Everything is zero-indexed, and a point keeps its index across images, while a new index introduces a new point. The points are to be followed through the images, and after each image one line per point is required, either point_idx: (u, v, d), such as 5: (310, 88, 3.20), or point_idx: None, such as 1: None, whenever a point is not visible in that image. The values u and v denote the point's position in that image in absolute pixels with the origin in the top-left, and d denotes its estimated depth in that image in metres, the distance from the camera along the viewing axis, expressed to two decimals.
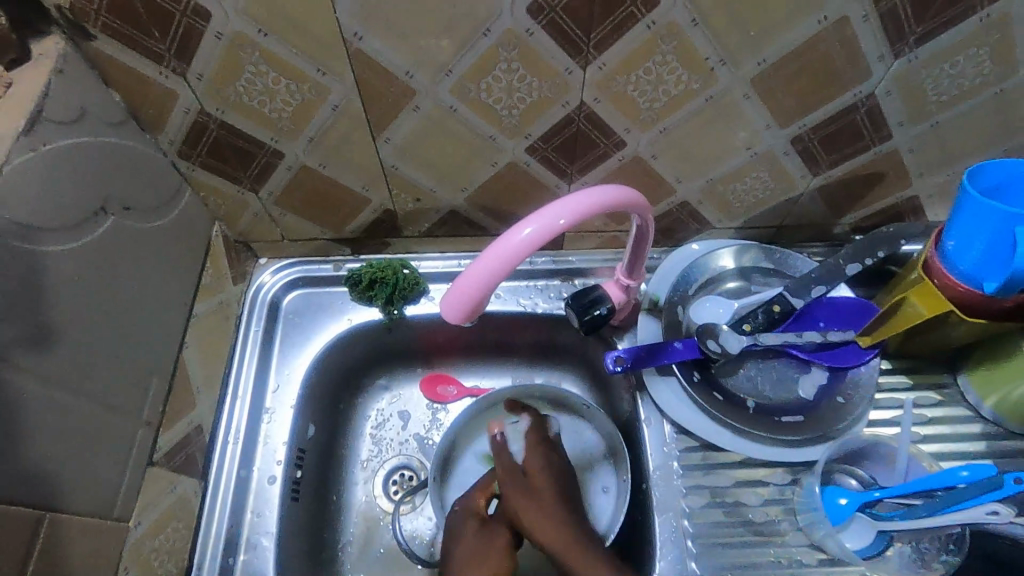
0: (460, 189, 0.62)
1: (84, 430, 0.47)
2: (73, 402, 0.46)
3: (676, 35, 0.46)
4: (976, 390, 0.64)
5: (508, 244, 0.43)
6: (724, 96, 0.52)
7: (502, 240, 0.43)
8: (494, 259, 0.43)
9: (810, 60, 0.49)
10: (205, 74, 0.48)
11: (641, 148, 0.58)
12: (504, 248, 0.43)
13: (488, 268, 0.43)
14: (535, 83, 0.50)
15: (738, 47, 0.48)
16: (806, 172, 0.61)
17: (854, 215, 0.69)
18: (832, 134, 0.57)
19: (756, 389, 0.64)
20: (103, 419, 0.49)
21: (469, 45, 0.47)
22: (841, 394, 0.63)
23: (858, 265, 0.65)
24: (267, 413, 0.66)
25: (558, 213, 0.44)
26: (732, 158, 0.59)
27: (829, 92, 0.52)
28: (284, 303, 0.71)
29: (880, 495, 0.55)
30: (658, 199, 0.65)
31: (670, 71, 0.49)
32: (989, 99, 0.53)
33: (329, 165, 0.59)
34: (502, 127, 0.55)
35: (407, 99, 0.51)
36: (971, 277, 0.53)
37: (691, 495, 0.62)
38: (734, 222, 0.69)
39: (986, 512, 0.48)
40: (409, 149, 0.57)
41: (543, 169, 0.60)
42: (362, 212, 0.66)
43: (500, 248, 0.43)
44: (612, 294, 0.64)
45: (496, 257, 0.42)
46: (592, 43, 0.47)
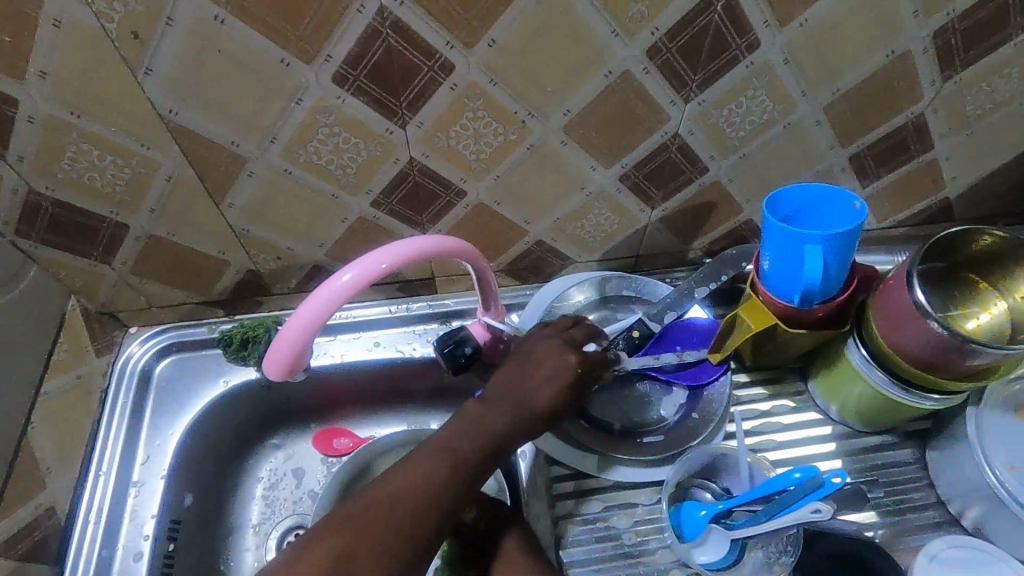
0: (318, 244, 0.64)
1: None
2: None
3: (480, 93, 0.50)
4: (822, 394, 0.68)
5: (327, 292, 0.44)
6: (543, 144, 0.56)
7: (323, 288, 0.45)
8: (313, 306, 0.44)
9: (610, 108, 0.54)
10: (26, 155, 0.49)
11: (482, 195, 0.61)
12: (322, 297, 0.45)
13: (308, 316, 0.44)
14: (360, 143, 0.53)
15: (541, 100, 0.52)
16: (643, 206, 0.66)
17: (702, 240, 0.74)
18: (654, 170, 0.61)
19: (620, 413, 0.66)
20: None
21: (286, 113, 0.49)
22: (697, 410, 0.67)
23: (705, 288, 0.70)
24: (135, 486, 0.65)
25: (378, 257, 0.46)
26: (570, 197, 0.63)
27: (638, 133, 0.57)
28: (156, 371, 0.71)
29: (725, 506, 0.58)
30: (514, 239, 0.68)
31: (486, 125, 0.53)
32: (781, 132, 0.59)
33: (179, 232, 0.59)
34: (341, 185, 0.57)
35: (239, 166, 0.53)
36: (787, 293, 0.58)
37: (564, 525, 0.63)
38: (594, 254, 0.74)
39: (810, 511, 0.51)
40: (255, 211, 0.58)
41: (393, 220, 0.62)
42: (225, 274, 0.66)
43: (316, 297, 0.44)
44: (478, 334, 0.66)
45: (312, 304, 0.44)
46: (405, 106, 0.50)
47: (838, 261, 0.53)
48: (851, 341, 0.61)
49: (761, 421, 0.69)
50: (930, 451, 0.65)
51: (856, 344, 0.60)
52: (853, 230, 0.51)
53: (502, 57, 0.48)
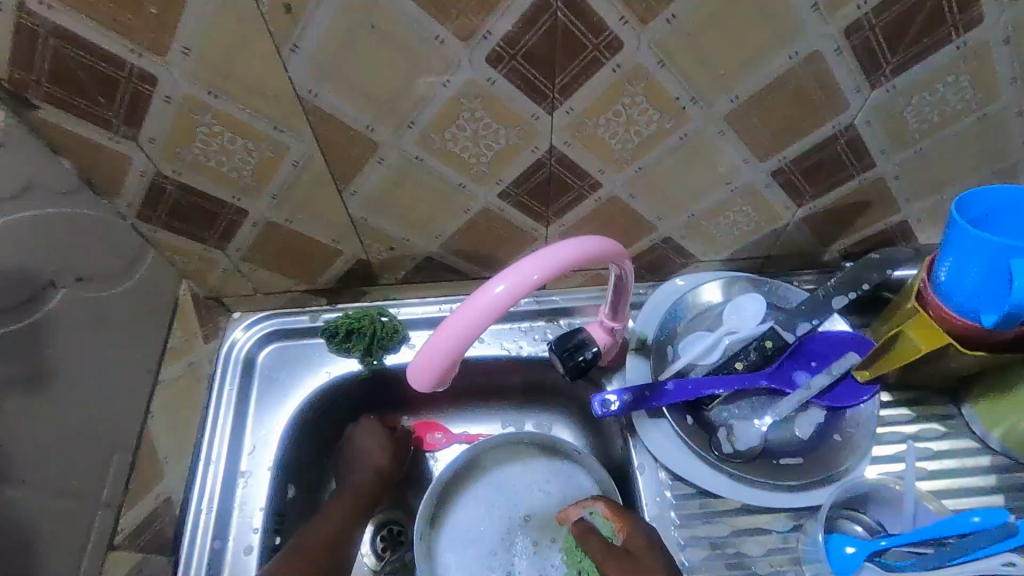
0: (434, 236, 0.60)
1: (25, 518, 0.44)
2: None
3: (643, 77, 0.45)
4: (981, 421, 0.61)
5: (479, 304, 0.40)
6: (698, 135, 0.50)
7: (473, 299, 0.41)
8: (463, 320, 0.40)
9: (784, 95, 0.47)
10: (158, 137, 0.46)
11: (617, 188, 0.56)
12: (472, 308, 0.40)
13: (459, 331, 0.40)
14: (501, 130, 0.48)
15: (708, 87, 0.46)
16: (790, 204, 0.59)
17: (842, 242, 0.67)
18: (813, 166, 0.55)
19: (750, 436, 0.60)
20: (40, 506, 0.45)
21: (429, 96, 0.45)
22: (838, 432, 0.61)
23: (843, 298, 0.63)
24: (242, 477, 0.63)
25: (532, 267, 0.41)
26: (712, 193, 0.57)
27: (806, 123, 0.50)
28: (259, 358, 0.69)
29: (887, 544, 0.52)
30: (639, 236, 0.63)
31: (641, 112, 0.48)
32: (972, 125, 0.52)
33: (296, 220, 0.57)
34: (470, 175, 0.53)
35: (370, 152, 0.49)
36: (966, 310, 0.51)
37: (690, 548, 0.58)
38: (720, 254, 0.67)
39: (1001, 563, 0.46)
40: (377, 201, 0.55)
41: (517, 213, 0.58)
42: (334, 262, 0.64)
43: (467, 309, 0.40)
44: (599, 337, 0.62)
45: (463, 318, 0.40)
46: (558, 89, 0.45)
47: None
48: None
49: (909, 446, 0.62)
50: None
51: None
52: None
53: (680, 35, 0.42)
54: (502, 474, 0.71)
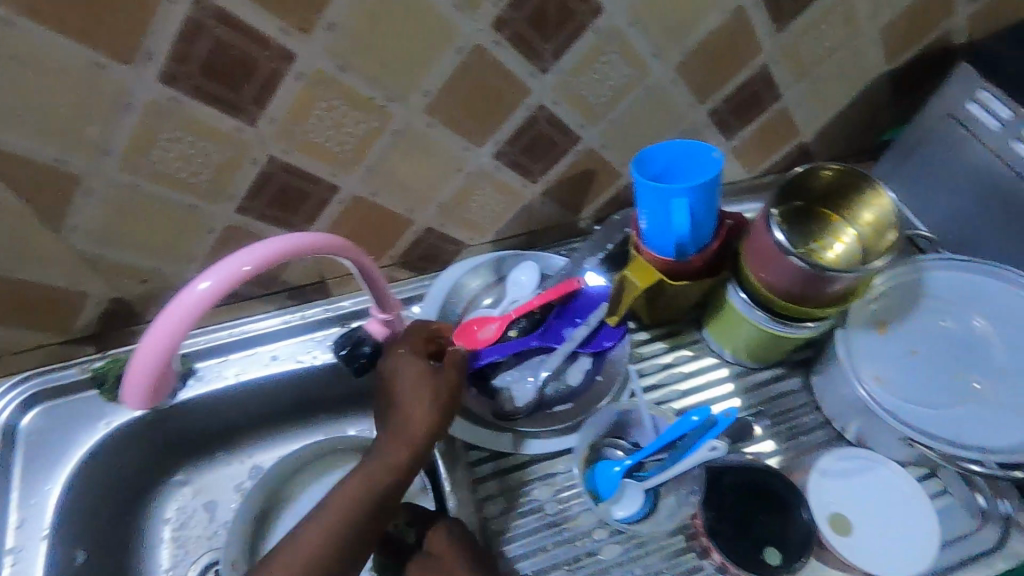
0: (188, 261, 0.60)
1: None
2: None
3: (329, 82, 0.48)
4: (715, 339, 0.72)
5: (184, 302, 0.43)
6: (409, 129, 0.55)
7: (180, 299, 0.44)
8: (169, 320, 0.43)
9: (470, 85, 0.53)
10: None
11: (357, 188, 0.59)
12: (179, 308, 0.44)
13: (166, 331, 0.43)
14: (209, 146, 0.50)
15: (396, 84, 0.51)
16: (524, 180, 0.66)
17: (589, 209, 0.76)
18: (529, 145, 0.62)
19: (523, 394, 0.67)
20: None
21: (114, 121, 0.45)
22: (601, 372, 0.69)
23: (593, 259, 0.73)
24: (9, 555, 0.59)
25: (240, 260, 0.44)
26: (450, 181, 0.63)
27: (502, 109, 0.57)
28: (22, 425, 0.64)
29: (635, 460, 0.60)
30: (401, 231, 0.67)
31: (343, 115, 0.51)
32: (642, 94, 0.61)
33: (18, 267, 0.54)
34: (198, 194, 0.53)
35: (73, 185, 0.48)
36: (665, 248, 0.61)
37: (487, 506, 0.63)
38: (487, 236, 0.74)
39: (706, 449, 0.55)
40: (105, 233, 0.54)
41: (267, 226, 0.59)
42: (85, 306, 0.61)
43: (171, 310, 0.43)
44: (376, 331, 0.65)
45: (166, 319, 0.43)
46: (249, 101, 0.47)
47: (703, 212, 0.56)
48: (732, 286, 0.65)
49: (664, 374, 0.72)
50: (813, 377, 0.70)
51: (736, 286, 0.64)
52: (711, 183, 0.54)
53: (346, 41, 0.46)
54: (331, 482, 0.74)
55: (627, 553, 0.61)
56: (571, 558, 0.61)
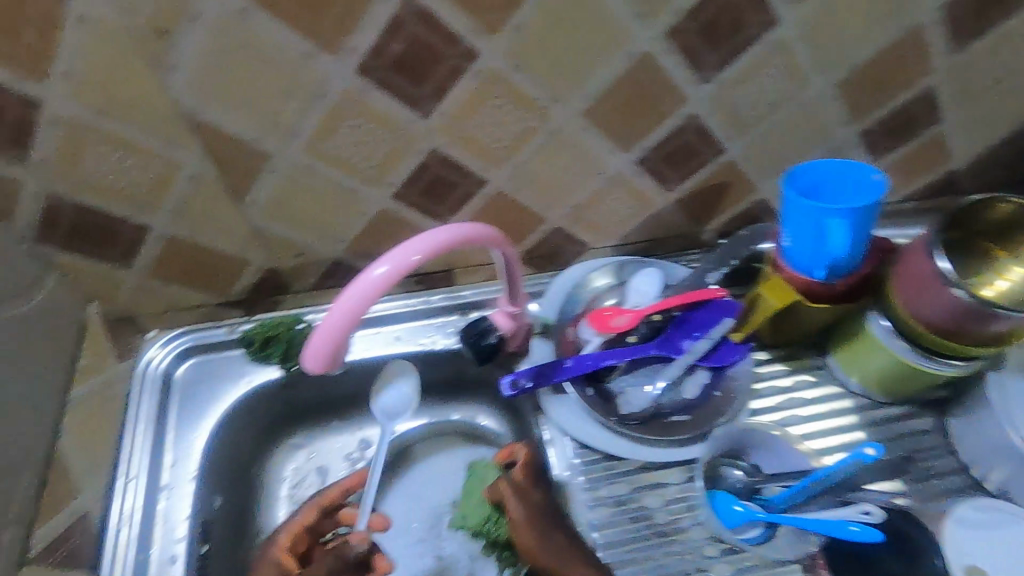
0: (338, 240, 0.64)
1: None
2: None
3: (502, 81, 0.50)
4: (842, 367, 0.69)
5: (360, 289, 0.45)
6: (563, 130, 0.56)
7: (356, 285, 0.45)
8: (348, 305, 0.45)
9: (629, 91, 0.54)
10: (48, 158, 0.48)
11: (502, 183, 0.61)
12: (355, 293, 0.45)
13: (344, 315, 0.45)
14: (382, 135, 0.53)
15: (561, 86, 0.52)
16: (659, 188, 0.66)
17: (715, 222, 0.75)
18: (671, 152, 0.62)
19: (641, 400, 0.67)
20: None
21: (310, 106, 0.49)
22: (720, 388, 0.68)
23: (716, 273, 0.73)
24: (164, 490, 0.64)
25: (411, 249, 0.46)
26: (588, 182, 0.63)
27: (656, 116, 0.57)
28: (177, 375, 0.70)
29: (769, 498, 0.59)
30: (532, 228, 0.68)
31: (507, 112, 0.53)
32: (797, 109, 0.60)
33: (199, 233, 0.59)
34: (362, 179, 0.57)
35: (261, 163, 0.53)
36: (807, 269, 0.59)
37: (597, 507, 0.64)
38: (611, 240, 0.74)
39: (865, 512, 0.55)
40: (276, 209, 0.58)
41: (414, 213, 0.62)
42: (244, 273, 0.66)
43: (349, 296, 0.45)
44: (503, 323, 0.67)
45: (346, 305, 0.44)
46: (427, 95, 0.50)
47: (857, 235, 0.54)
48: (874, 314, 0.62)
49: (783, 396, 0.70)
50: (950, 420, 0.67)
51: (879, 316, 0.61)
52: (872, 206, 0.52)
53: (527, 43, 0.48)
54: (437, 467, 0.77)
55: (739, 573, 0.60)
56: (681, 571, 0.60)
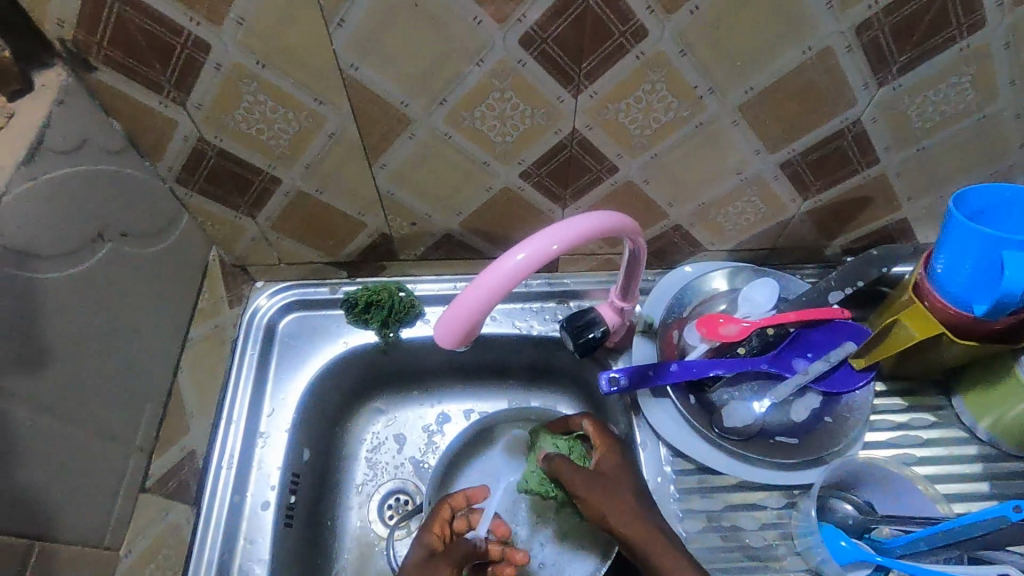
0: (455, 213, 0.63)
1: (63, 454, 0.45)
2: (29, 419, 0.43)
3: (664, 65, 0.47)
4: (970, 411, 0.64)
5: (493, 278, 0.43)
6: (712, 123, 0.53)
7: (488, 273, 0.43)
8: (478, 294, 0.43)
9: (796, 88, 0.50)
10: (204, 103, 0.49)
11: (633, 173, 0.58)
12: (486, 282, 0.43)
13: (475, 305, 0.42)
14: (527, 111, 0.51)
15: (725, 77, 0.49)
16: (796, 196, 0.62)
17: (843, 238, 0.70)
18: (821, 159, 0.58)
19: (744, 417, 0.62)
20: (80, 444, 0.47)
21: (463, 74, 0.48)
22: (830, 415, 0.64)
23: (839, 293, 0.64)
24: (261, 437, 0.66)
25: (550, 237, 0.44)
26: (723, 181, 0.60)
27: (815, 118, 0.53)
28: (280, 326, 0.72)
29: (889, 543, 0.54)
30: (651, 222, 0.66)
31: (660, 99, 0.50)
32: (973, 125, 0.54)
33: (326, 190, 0.59)
34: (495, 154, 0.56)
35: (401, 127, 0.52)
36: (960, 301, 0.54)
37: (688, 519, 0.61)
38: (727, 244, 0.70)
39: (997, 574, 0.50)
40: (404, 176, 0.58)
41: (537, 193, 0.61)
42: (358, 235, 0.66)
43: (480, 285, 0.42)
44: (607, 317, 0.64)
45: (477, 294, 0.42)
46: (583, 73, 0.48)
47: None
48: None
49: (898, 433, 0.65)
50: None
51: None
52: None
53: (702, 28, 0.45)
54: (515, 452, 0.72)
55: None
56: None
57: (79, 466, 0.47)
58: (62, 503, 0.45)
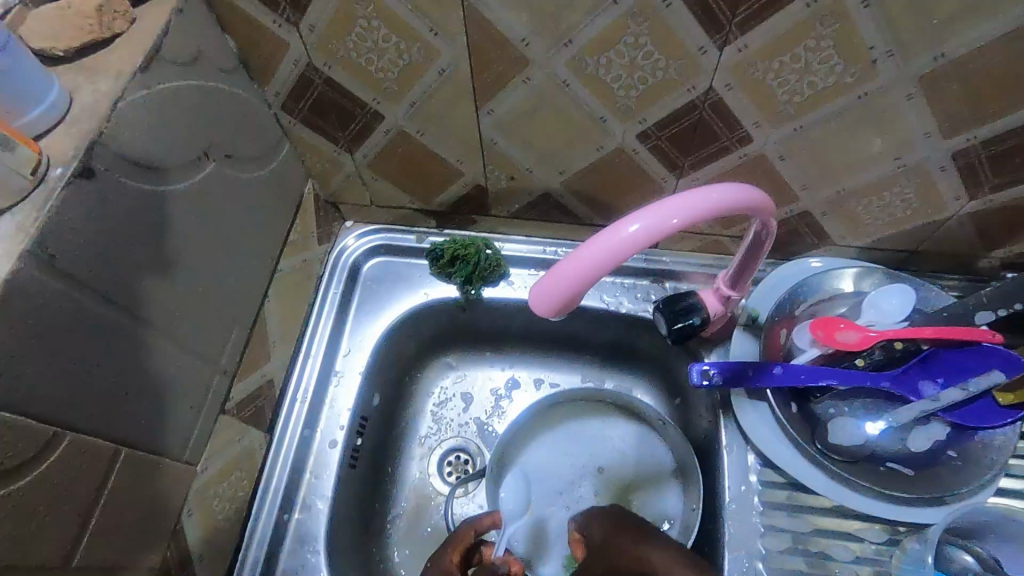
0: (558, 171, 0.59)
1: (154, 369, 0.45)
2: (132, 328, 0.43)
3: (841, 17, 0.39)
4: None
5: (601, 246, 0.38)
6: (881, 95, 0.45)
7: (595, 241, 0.38)
8: (580, 264, 0.38)
9: (1003, 59, 0.40)
10: (318, 26, 0.46)
11: (768, 146, 0.51)
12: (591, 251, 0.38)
13: (575, 275, 0.38)
14: (661, 62, 0.45)
15: (913, 37, 0.40)
16: (963, 193, 0.52)
17: (1007, 250, 0.59)
18: (1009, 151, 0.47)
19: (850, 436, 0.55)
20: (173, 358, 0.47)
21: (598, 12, 0.42)
22: (956, 449, 0.55)
23: (989, 314, 0.54)
24: (336, 376, 0.66)
25: (671, 211, 0.39)
26: (875, 167, 0.51)
27: (1019, 99, 0.43)
28: (364, 268, 0.71)
29: None
30: (777, 203, 0.59)
31: (822, 60, 0.43)
32: None
33: (427, 132, 0.56)
34: (614, 109, 0.50)
35: (518, 69, 0.48)
36: None
37: (769, 536, 0.56)
38: (861, 240, 0.62)
39: None
40: (511, 124, 0.54)
41: (651, 158, 0.55)
42: (452, 184, 0.64)
43: (584, 253, 0.38)
44: (710, 304, 0.58)
45: (580, 263, 0.37)
46: (737, 22, 0.41)
47: None
48: None
49: None
50: None
51: None
52: None
53: None
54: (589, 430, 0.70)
55: None
56: None
57: (169, 380, 0.47)
58: (151, 414, 0.46)
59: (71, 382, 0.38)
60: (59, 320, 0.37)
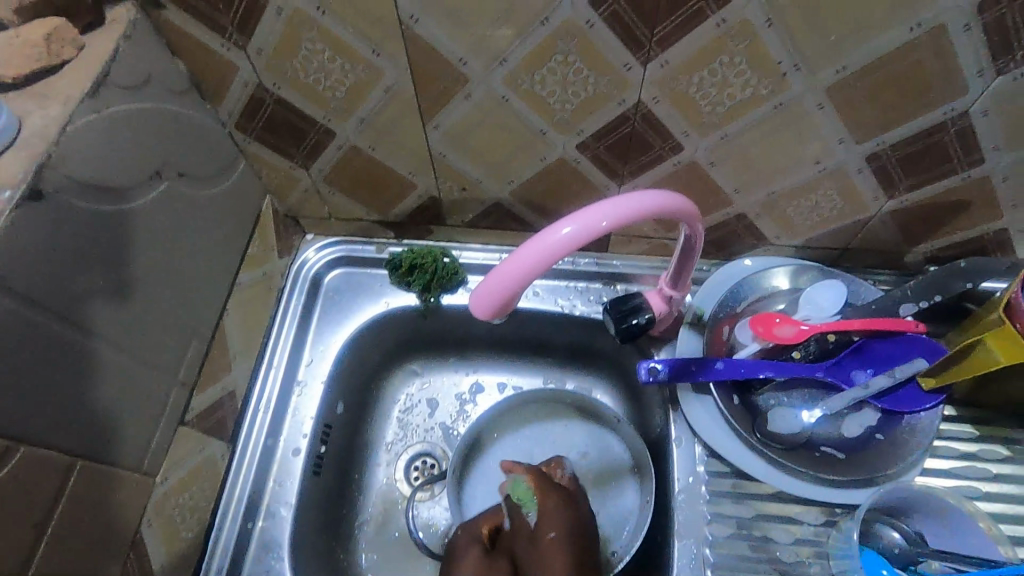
0: (507, 181, 0.62)
1: (110, 381, 0.47)
2: (87, 343, 0.44)
3: (748, 35, 0.43)
4: None
5: (536, 249, 0.40)
6: (794, 104, 0.48)
7: (531, 243, 0.40)
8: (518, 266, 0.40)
9: (897, 70, 0.44)
10: (265, 49, 0.48)
11: (699, 153, 0.55)
12: (527, 253, 0.41)
13: (511, 277, 0.40)
14: (591, 78, 0.48)
15: (815, 51, 0.44)
16: (881, 193, 0.56)
17: (929, 245, 0.63)
18: (916, 153, 0.51)
19: (790, 424, 0.58)
20: (129, 371, 0.49)
21: (527, 32, 0.45)
22: (883, 432, 0.59)
23: (911, 305, 0.57)
24: (298, 386, 0.68)
25: (602, 214, 0.41)
26: (798, 170, 0.55)
27: (916, 105, 0.47)
28: (326, 279, 0.73)
29: None
30: (715, 207, 0.62)
31: (737, 74, 0.46)
32: None
33: (378, 147, 0.59)
34: (552, 121, 0.53)
35: (458, 86, 0.50)
36: None
37: (715, 523, 0.59)
38: (796, 239, 0.65)
39: None
40: (458, 138, 0.56)
41: (593, 167, 0.58)
42: (407, 196, 0.66)
43: (521, 255, 0.40)
44: (655, 304, 0.61)
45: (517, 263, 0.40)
46: (656, 40, 0.44)
47: None
48: None
49: (963, 464, 0.60)
50: None
51: None
52: None
53: None
54: (544, 430, 0.72)
55: None
56: None
57: (127, 393, 0.48)
58: (106, 427, 0.47)
59: (20, 397, 0.40)
60: (4, 336, 0.38)
